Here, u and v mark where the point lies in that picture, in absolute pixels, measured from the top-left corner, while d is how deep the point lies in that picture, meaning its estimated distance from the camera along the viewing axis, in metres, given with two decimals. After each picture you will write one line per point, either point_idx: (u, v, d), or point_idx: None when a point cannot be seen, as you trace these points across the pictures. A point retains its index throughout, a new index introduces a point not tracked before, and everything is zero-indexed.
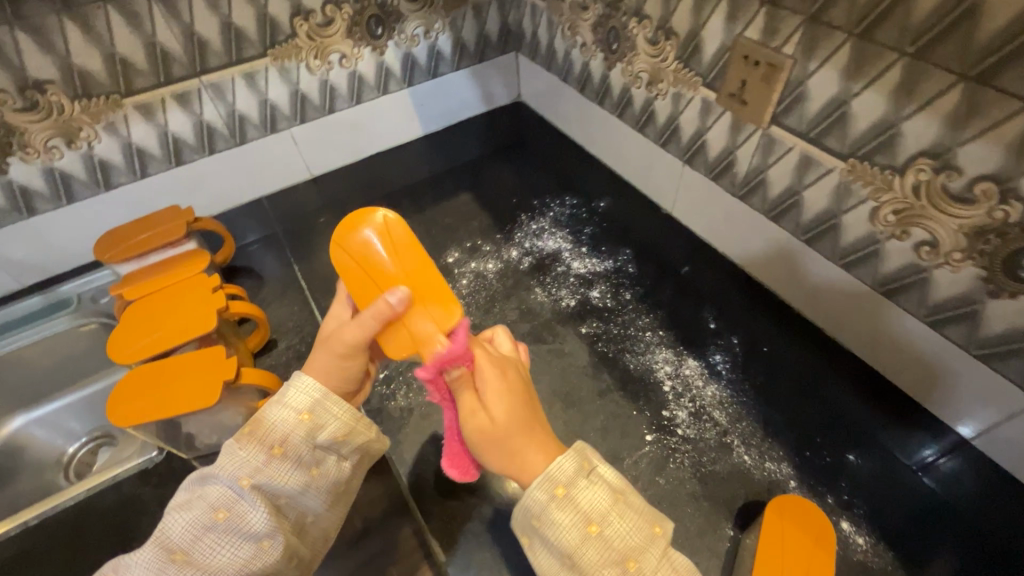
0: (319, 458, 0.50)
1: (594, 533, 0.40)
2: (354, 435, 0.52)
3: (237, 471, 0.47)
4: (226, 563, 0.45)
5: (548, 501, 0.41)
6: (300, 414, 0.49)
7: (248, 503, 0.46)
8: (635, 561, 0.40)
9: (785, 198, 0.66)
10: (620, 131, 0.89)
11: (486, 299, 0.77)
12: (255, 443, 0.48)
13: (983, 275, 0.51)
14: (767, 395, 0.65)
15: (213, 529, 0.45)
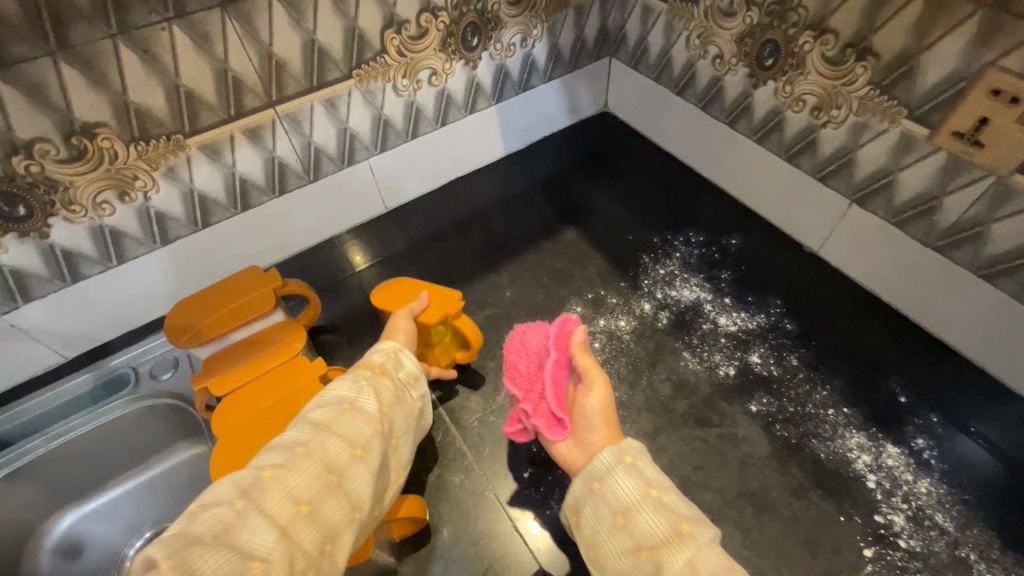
0: (404, 382, 0.55)
1: (653, 496, 0.45)
2: (423, 379, 0.57)
3: (354, 377, 0.52)
4: (356, 436, 0.48)
5: (616, 464, 0.47)
6: (390, 349, 0.56)
7: (367, 397, 0.51)
8: (688, 523, 0.43)
9: (1011, 256, 0.56)
10: (756, 158, 0.77)
11: (629, 369, 0.66)
12: (360, 367, 0.54)
13: None
14: (990, 492, 0.55)
15: (342, 413, 0.49)
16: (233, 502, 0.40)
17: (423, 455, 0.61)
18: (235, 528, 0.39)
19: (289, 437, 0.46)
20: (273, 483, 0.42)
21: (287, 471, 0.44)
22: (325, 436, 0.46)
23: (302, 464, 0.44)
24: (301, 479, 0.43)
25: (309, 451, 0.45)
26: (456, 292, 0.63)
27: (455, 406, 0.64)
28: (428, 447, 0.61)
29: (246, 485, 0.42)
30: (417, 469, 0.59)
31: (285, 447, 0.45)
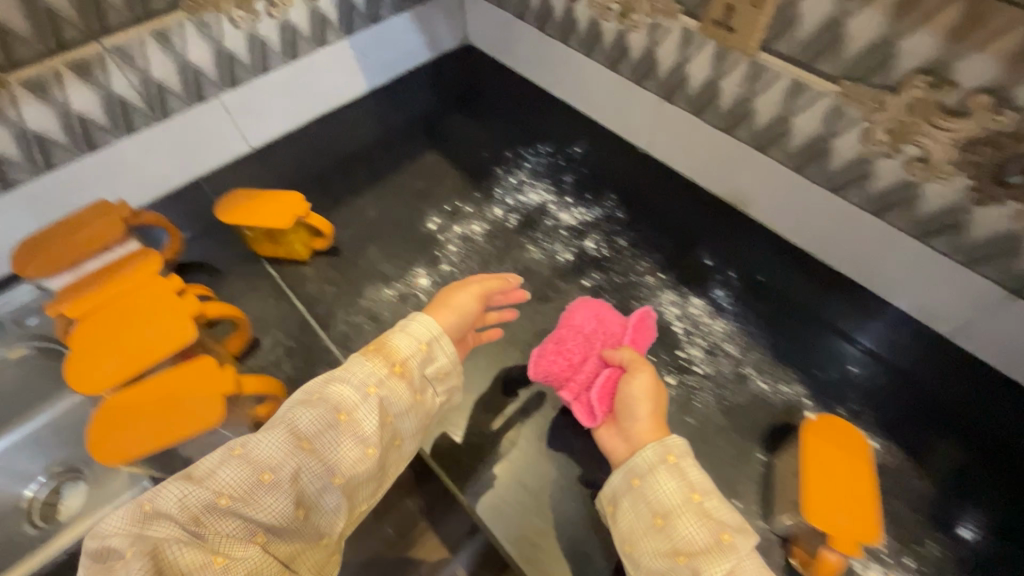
0: (421, 383, 0.54)
1: (696, 500, 0.48)
2: (452, 375, 0.56)
3: (363, 381, 0.50)
4: (343, 458, 0.48)
5: (659, 462, 0.50)
6: (421, 344, 0.54)
7: (366, 409, 0.49)
8: (730, 534, 0.45)
9: (774, 126, 0.66)
10: (588, 71, 0.85)
11: (480, 264, 0.74)
12: (379, 357, 0.52)
13: (973, 185, 0.53)
14: (769, 323, 0.68)
15: (336, 426, 0.48)
16: (184, 518, 0.42)
17: (292, 357, 0.66)
18: (185, 544, 0.42)
19: (266, 447, 0.46)
20: (232, 512, 0.43)
21: (251, 498, 0.44)
22: (302, 459, 0.46)
23: (269, 493, 0.44)
24: (266, 508, 0.44)
25: (278, 478, 0.45)
26: (301, 195, 0.70)
27: (322, 314, 0.70)
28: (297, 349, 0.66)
29: (203, 508, 0.43)
30: (285, 368, 0.65)
31: (257, 463, 0.45)
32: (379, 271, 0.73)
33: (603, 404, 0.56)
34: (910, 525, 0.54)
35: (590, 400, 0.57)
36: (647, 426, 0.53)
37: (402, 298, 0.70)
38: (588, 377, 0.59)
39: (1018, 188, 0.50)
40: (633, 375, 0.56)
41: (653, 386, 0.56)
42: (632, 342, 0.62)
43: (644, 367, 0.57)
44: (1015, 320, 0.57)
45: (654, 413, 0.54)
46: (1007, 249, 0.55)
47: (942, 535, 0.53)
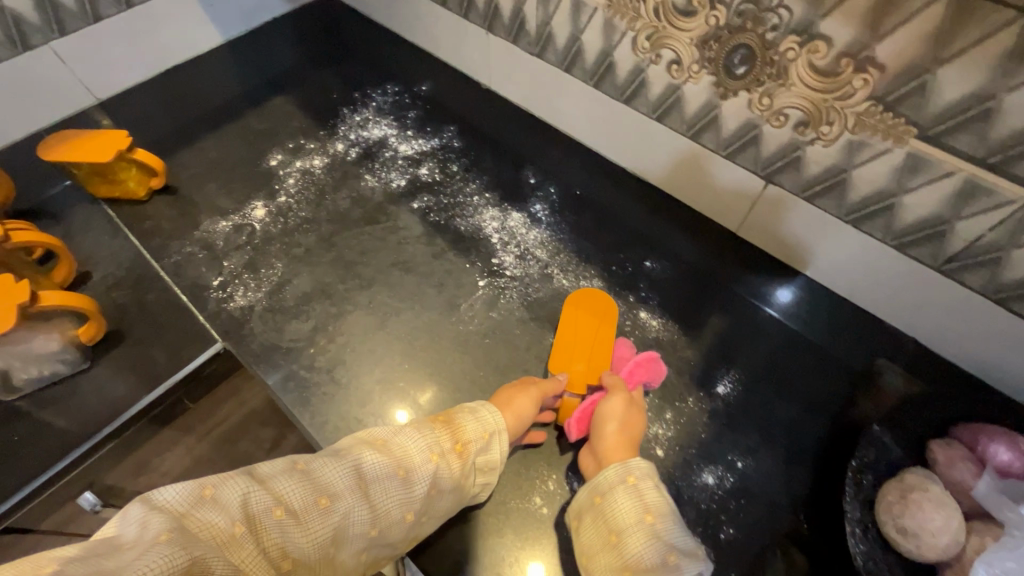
0: (471, 468, 0.52)
1: (648, 521, 0.48)
2: (494, 472, 0.54)
3: (429, 447, 0.51)
4: (386, 513, 0.47)
5: (619, 482, 0.51)
6: (484, 432, 0.54)
7: (422, 472, 0.50)
8: (677, 556, 0.46)
9: (570, 46, 0.71)
10: (426, 10, 0.88)
11: (316, 194, 0.77)
12: (446, 430, 0.53)
13: (714, 80, 0.59)
14: (580, 230, 0.74)
15: (389, 478, 0.48)
16: (236, 523, 0.40)
17: (121, 286, 0.68)
18: (230, 548, 0.39)
19: (328, 476, 0.46)
20: (279, 528, 0.42)
21: (301, 518, 0.43)
22: (357, 499, 0.46)
23: (317, 519, 0.44)
24: (305, 536, 0.43)
25: (328, 510, 0.45)
26: (124, 131, 0.72)
27: (156, 245, 0.72)
28: (127, 277, 0.69)
29: (260, 512, 0.42)
30: (114, 297, 0.67)
31: (319, 484, 0.45)
32: (216, 205, 0.76)
33: (579, 425, 0.58)
34: (675, 386, 0.61)
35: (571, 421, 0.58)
36: (607, 446, 0.54)
37: (236, 228, 0.73)
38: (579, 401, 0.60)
39: (743, 78, 0.57)
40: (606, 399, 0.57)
41: (625, 410, 0.56)
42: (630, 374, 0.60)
43: (625, 391, 0.58)
44: (771, 205, 0.65)
45: (601, 434, 0.55)
46: (752, 137, 0.61)
47: (701, 393, 0.60)
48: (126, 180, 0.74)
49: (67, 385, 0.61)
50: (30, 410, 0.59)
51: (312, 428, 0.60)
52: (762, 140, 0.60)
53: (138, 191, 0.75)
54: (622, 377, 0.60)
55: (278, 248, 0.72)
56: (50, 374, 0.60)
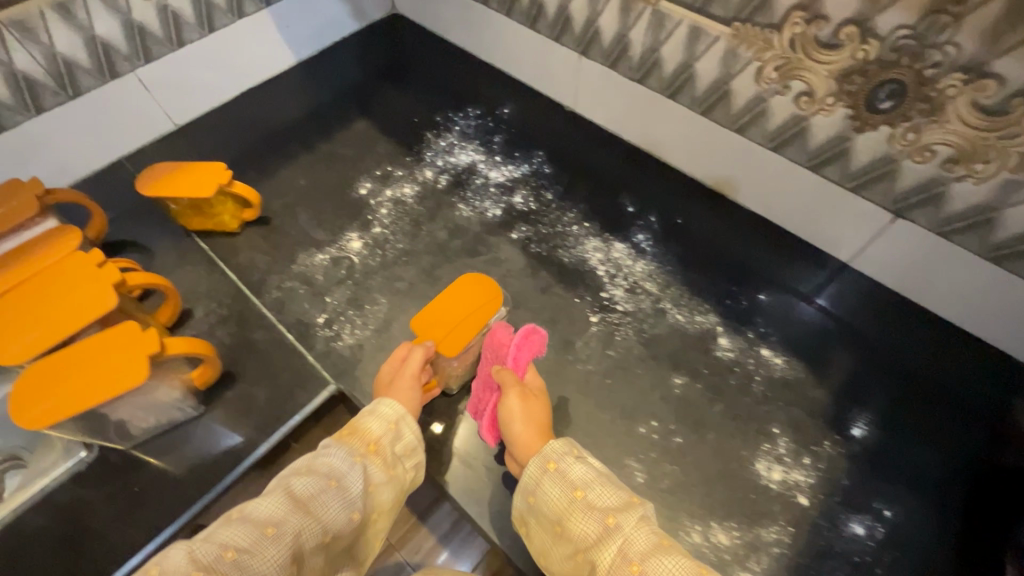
0: (394, 460, 0.54)
1: (579, 497, 0.50)
2: (419, 451, 0.56)
3: (349, 452, 0.52)
4: (335, 519, 0.48)
5: (542, 473, 0.52)
6: (390, 422, 0.55)
7: (353, 474, 0.51)
8: (614, 516, 0.48)
9: (679, 73, 0.69)
10: (511, 31, 0.87)
11: (411, 225, 0.75)
12: (354, 439, 0.53)
13: (851, 113, 0.58)
14: (687, 262, 0.72)
15: (326, 488, 0.49)
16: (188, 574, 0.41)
17: (225, 324, 0.66)
18: None
19: (263, 509, 0.46)
20: (236, 566, 0.43)
21: (255, 551, 0.44)
22: (302, 515, 0.47)
23: (271, 547, 0.44)
24: (268, 564, 0.44)
25: (279, 534, 0.45)
26: (223, 164, 0.70)
27: (255, 280, 0.70)
28: (230, 315, 0.67)
29: (210, 561, 0.42)
30: (220, 335, 0.65)
31: (257, 519, 0.45)
32: (311, 236, 0.74)
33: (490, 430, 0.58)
34: (809, 429, 0.59)
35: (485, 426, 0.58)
36: (519, 448, 0.55)
37: (335, 261, 0.72)
38: (484, 404, 0.59)
39: (887, 113, 0.55)
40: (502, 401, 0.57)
41: (524, 403, 0.56)
42: (515, 361, 0.59)
43: (517, 384, 0.57)
44: (897, 237, 0.63)
45: (511, 437, 0.55)
46: (889, 171, 0.59)
47: (837, 436, 0.58)
48: (221, 214, 0.72)
49: (182, 431, 0.59)
50: (146, 457, 0.58)
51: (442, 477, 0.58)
52: (899, 174, 0.58)
53: (233, 223, 0.73)
54: (509, 368, 0.59)
55: (381, 282, 0.70)
56: (166, 420, 0.58)
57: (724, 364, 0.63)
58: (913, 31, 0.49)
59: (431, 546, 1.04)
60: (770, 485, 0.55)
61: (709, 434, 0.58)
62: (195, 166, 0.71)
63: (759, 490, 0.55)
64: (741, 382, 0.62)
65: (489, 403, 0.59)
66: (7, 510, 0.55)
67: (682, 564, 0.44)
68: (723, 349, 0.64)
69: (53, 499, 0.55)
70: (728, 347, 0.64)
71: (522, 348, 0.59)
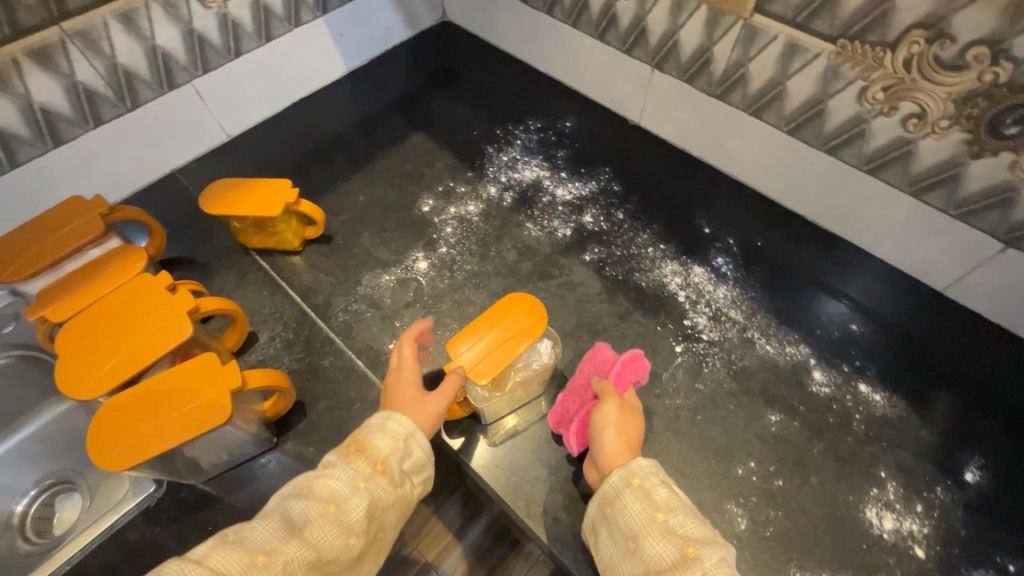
0: (399, 480, 0.50)
1: (660, 520, 0.46)
2: (428, 467, 0.53)
3: (352, 475, 0.48)
4: (332, 546, 0.44)
5: (624, 486, 0.49)
6: (398, 441, 0.51)
7: (355, 496, 0.47)
8: (695, 546, 0.44)
9: (767, 90, 0.66)
10: (575, 42, 0.83)
11: (478, 245, 0.72)
12: (360, 458, 0.49)
13: (967, 138, 0.54)
14: (771, 288, 0.68)
15: (323, 515, 0.45)
16: None
17: (292, 349, 0.63)
18: None
19: (258, 534, 0.43)
20: None
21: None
22: (296, 542, 0.43)
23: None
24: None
25: (269, 564, 0.41)
26: (288, 181, 0.67)
27: (320, 302, 0.67)
28: (297, 340, 0.64)
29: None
30: (287, 361, 0.62)
31: (252, 545, 0.42)
32: (375, 256, 0.71)
33: (575, 436, 0.55)
34: (918, 474, 0.55)
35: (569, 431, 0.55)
36: (603, 457, 0.52)
37: (401, 283, 0.69)
38: (574, 409, 0.56)
39: (1012, 139, 0.52)
40: (597, 407, 0.54)
41: (620, 415, 0.54)
42: (618, 377, 0.56)
43: (618, 396, 0.55)
44: (1007, 268, 0.59)
45: (597, 444, 0.52)
46: (1005, 199, 0.56)
47: (949, 482, 0.55)
48: (284, 232, 0.69)
49: (253, 465, 0.57)
50: (219, 494, 0.55)
51: (530, 519, 0.54)
52: (1016, 204, 0.55)
53: (295, 242, 0.70)
54: (610, 380, 0.56)
55: (451, 307, 0.67)
56: (238, 454, 0.55)
57: (821, 400, 0.60)
58: None
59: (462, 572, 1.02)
60: (883, 535, 0.52)
61: (812, 477, 0.55)
62: (258, 182, 0.68)
63: (871, 540, 0.52)
64: (840, 420, 0.58)
65: (580, 408, 0.56)
66: (77, 551, 0.52)
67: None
68: (818, 383, 0.61)
69: (123, 538, 0.52)
70: (824, 382, 0.61)
71: (625, 367, 0.57)
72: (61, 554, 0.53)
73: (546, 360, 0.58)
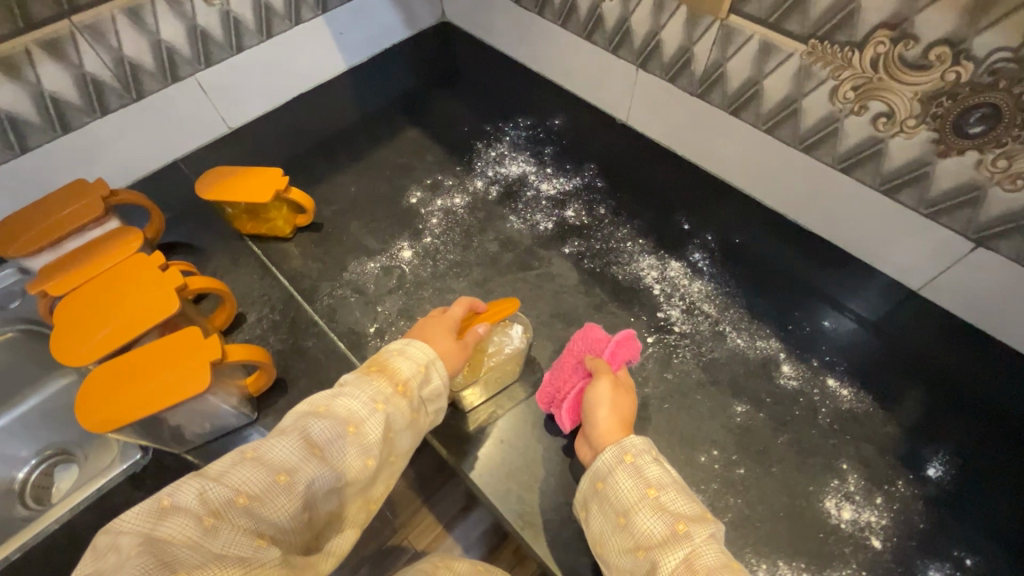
0: (417, 402, 0.52)
1: (652, 496, 0.47)
2: (443, 397, 0.54)
3: (372, 397, 0.49)
4: (349, 466, 0.46)
5: (616, 463, 0.50)
6: (418, 365, 0.52)
7: (374, 418, 0.48)
8: (685, 523, 0.45)
9: (745, 89, 0.67)
10: (565, 42, 0.86)
11: (461, 236, 0.74)
12: (382, 377, 0.51)
13: (934, 137, 0.55)
14: (746, 283, 0.69)
15: (344, 435, 0.47)
16: (201, 515, 0.40)
17: (277, 330, 0.66)
18: (200, 542, 0.39)
19: (279, 453, 0.44)
20: (246, 512, 0.41)
21: (267, 499, 0.42)
22: (316, 462, 0.45)
23: (283, 496, 0.43)
24: (279, 513, 0.42)
25: (291, 483, 0.43)
26: (280, 170, 0.71)
27: (306, 286, 0.70)
28: (283, 321, 0.67)
29: (221, 505, 0.41)
30: (273, 341, 0.65)
31: (273, 464, 0.44)
32: (362, 244, 0.74)
33: (568, 414, 0.57)
34: (880, 467, 0.56)
35: (563, 409, 0.57)
36: (597, 434, 0.53)
37: (385, 271, 0.71)
38: (565, 389, 0.58)
39: (976, 138, 0.53)
40: (592, 385, 0.56)
41: (614, 392, 0.55)
42: (612, 357, 0.59)
43: (610, 374, 0.57)
44: (978, 267, 0.60)
45: (591, 422, 0.54)
46: (973, 198, 0.56)
47: (911, 476, 0.55)
48: (276, 220, 0.73)
49: (233, 437, 0.59)
50: (200, 463, 0.57)
51: (495, 496, 0.56)
52: (984, 202, 0.56)
53: (285, 229, 0.74)
54: (603, 359, 0.58)
55: (432, 294, 0.69)
56: (219, 425, 0.58)
57: (788, 393, 0.60)
58: (1013, 53, 0.47)
59: None
60: (840, 525, 0.53)
61: (773, 466, 0.56)
62: (252, 171, 0.71)
63: (828, 529, 0.53)
64: (806, 413, 0.59)
65: (572, 388, 0.57)
66: (64, 510, 0.55)
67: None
68: (786, 377, 0.62)
69: (108, 501, 0.55)
70: (792, 376, 0.62)
71: (620, 348, 0.59)
72: (49, 514, 0.56)
73: (517, 346, 0.60)
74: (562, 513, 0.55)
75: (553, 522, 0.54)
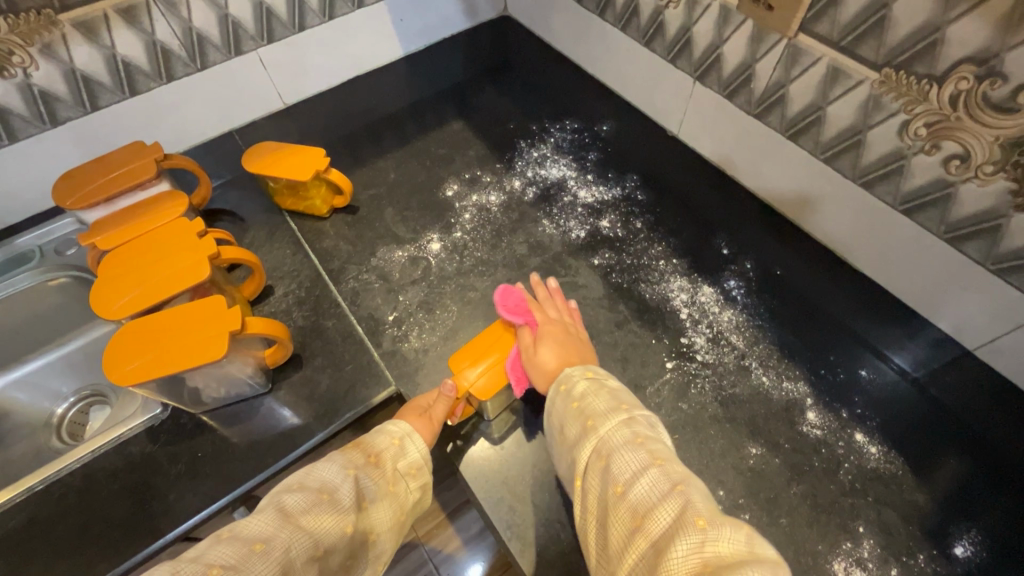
0: (393, 475, 0.51)
1: (574, 406, 0.49)
2: (424, 472, 0.54)
3: (343, 465, 0.49)
4: (328, 532, 0.44)
5: (553, 394, 0.51)
6: (393, 437, 0.53)
7: (348, 484, 0.47)
8: (594, 419, 0.47)
9: (806, 114, 0.63)
10: (623, 46, 0.82)
11: (491, 235, 0.74)
12: (355, 450, 0.51)
13: (1013, 187, 0.50)
14: (782, 319, 0.66)
15: (317, 501, 0.45)
16: None
17: (302, 306, 0.67)
18: None
19: (253, 527, 0.42)
20: None
21: (241, 569, 0.39)
22: (293, 529, 0.42)
23: (258, 564, 0.39)
24: None
25: (268, 551, 0.40)
26: (322, 151, 0.73)
27: (335, 267, 0.72)
28: (307, 297, 0.68)
29: None
30: (295, 317, 0.66)
31: (245, 537, 0.41)
32: (393, 232, 0.75)
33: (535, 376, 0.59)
34: (902, 537, 0.52)
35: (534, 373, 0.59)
36: (558, 360, 0.55)
37: (412, 260, 0.72)
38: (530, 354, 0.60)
39: None
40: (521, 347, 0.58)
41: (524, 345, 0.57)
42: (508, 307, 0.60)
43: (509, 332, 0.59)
44: None
45: (562, 345, 0.56)
46: None
47: (934, 551, 0.51)
48: (313, 199, 0.74)
49: (246, 406, 0.61)
50: (214, 426, 0.60)
51: (488, 504, 0.55)
52: None
53: (321, 208, 0.75)
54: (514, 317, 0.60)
55: (454, 290, 0.69)
56: (233, 395, 0.60)
57: (809, 442, 0.57)
58: None
59: (454, 548, 1.04)
60: None
61: (782, 517, 0.53)
62: (299, 151, 0.73)
63: None
64: (826, 465, 0.55)
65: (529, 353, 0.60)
66: (84, 452, 0.58)
67: (637, 455, 0.42)
68: (810, 424, 0.58)
69: (126, 449, 0.58)
70: (816, 425, 0.58)
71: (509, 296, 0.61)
72: (71, 452, 0.59)
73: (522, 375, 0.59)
74: (554, 531, 0.53)
75: (542, 537, 0.53)
